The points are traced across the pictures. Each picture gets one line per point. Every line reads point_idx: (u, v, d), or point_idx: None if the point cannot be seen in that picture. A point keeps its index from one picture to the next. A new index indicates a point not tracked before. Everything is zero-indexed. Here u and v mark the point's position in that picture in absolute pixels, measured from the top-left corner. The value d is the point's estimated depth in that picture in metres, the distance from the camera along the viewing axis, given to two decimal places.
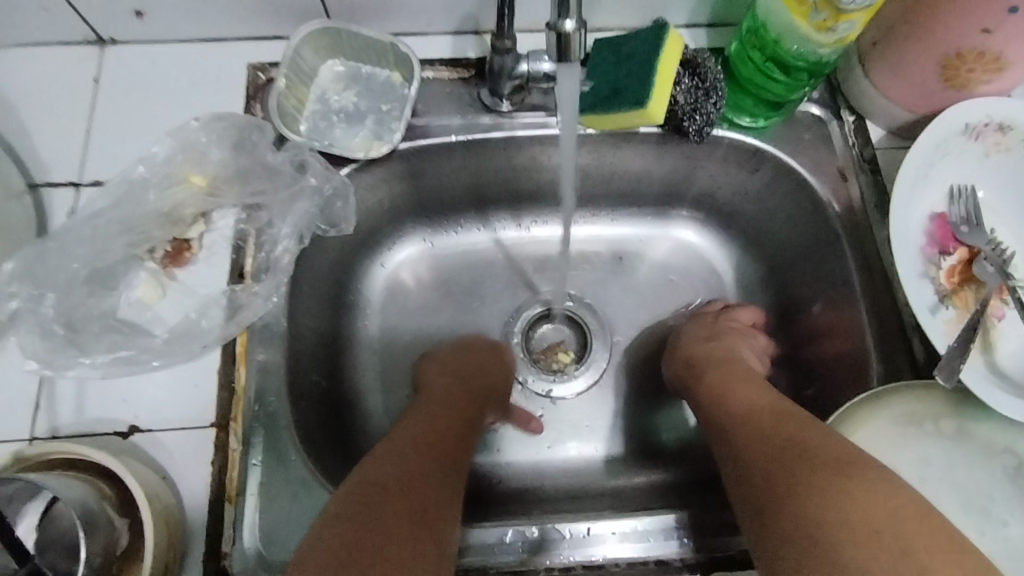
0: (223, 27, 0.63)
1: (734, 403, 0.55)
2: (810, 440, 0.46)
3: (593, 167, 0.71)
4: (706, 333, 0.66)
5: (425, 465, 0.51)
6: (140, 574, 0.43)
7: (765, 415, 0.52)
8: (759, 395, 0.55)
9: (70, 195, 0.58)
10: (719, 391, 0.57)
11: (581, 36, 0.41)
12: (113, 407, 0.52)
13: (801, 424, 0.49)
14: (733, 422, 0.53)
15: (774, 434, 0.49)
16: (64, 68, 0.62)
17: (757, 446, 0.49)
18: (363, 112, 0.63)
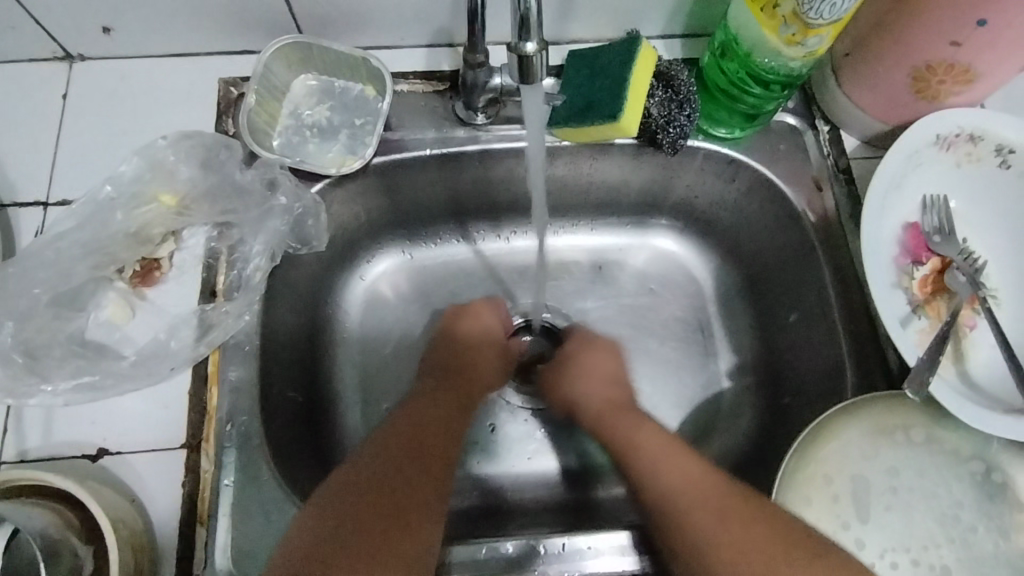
0: (193, 42, 0.62)
1: (662, 471, 0.52)
2: (755, 548, 0.45)
3: (569, 178, 0.71)
4: (603, 388, 0.62)
5: (410, 453, 0.52)
6: None
7: (701, 503, 0.49)
8: (686, 467, 0.51)
9: (38, 214, 0.57)
10: (641, 462, 0.53)
11: (542, 57, 0.41)
12: (82, 430, 0.51)
13: (734, 509, 0.48)
14: (671, 511, 0.49)
15: (715, 542, 0.47)
16: (32, 85, 0.61)
17: (697, 519, 0.48)
18: (336, 126, 0.63)
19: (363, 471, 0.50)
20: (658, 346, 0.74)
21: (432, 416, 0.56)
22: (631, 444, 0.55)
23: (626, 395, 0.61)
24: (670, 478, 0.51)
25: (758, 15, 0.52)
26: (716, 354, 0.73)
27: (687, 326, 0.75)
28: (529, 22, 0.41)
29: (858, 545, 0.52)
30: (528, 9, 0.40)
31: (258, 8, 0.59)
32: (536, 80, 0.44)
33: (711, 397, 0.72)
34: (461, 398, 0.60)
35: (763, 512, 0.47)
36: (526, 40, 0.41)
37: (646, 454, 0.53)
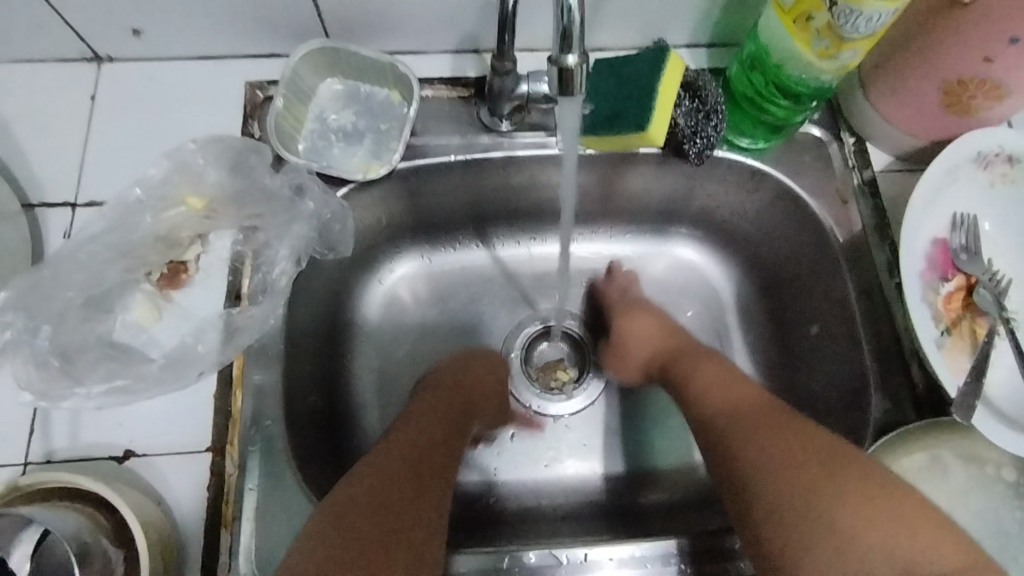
0: (221, 45, 0.62)
1: (706, 397, 0.56)
2: (773, 441, 0.48)
3: (591, 186, 0.71)
4: (649, 332, 0.66)
5: (406, 471, 0.51)
6: None
7: (733, 411, 0.53)
8: (729, 389, 0.55)
9: (66, 215, 0.57)
10: (692, 393, 0.57)
11: (582, 69, 0.41)
12: (108, 432, 0.51)
13: (764, 420, 0.50)
14: (718, 423, 0.53)
15: (733, 438, 0.51)
16: (60, 86, 0.62)
17: (731, 432, 0.51)
18: (362, 131, 0.63)
19: (342, 502, 0.48)
20: None
21: (423, 442, 0.54)
22: (689, 378, 0.59)
23: (633, 344, 0.66)
24: (718, 402, 0.54)
25: (791, 28, 0.52)
26: (734, 364, 0.73)
27: (706, 334, 0.74)
28: (570, 35, 0.41)
29: None
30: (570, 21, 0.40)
31: (287, 12, 0.59)
32: (572, 93, 0.43)
33: None
34: (461, 407, 0.60)
35: (788, 424, 0.49)
36: (567, 52, 0.41)
37: (711, 389, 0.56)
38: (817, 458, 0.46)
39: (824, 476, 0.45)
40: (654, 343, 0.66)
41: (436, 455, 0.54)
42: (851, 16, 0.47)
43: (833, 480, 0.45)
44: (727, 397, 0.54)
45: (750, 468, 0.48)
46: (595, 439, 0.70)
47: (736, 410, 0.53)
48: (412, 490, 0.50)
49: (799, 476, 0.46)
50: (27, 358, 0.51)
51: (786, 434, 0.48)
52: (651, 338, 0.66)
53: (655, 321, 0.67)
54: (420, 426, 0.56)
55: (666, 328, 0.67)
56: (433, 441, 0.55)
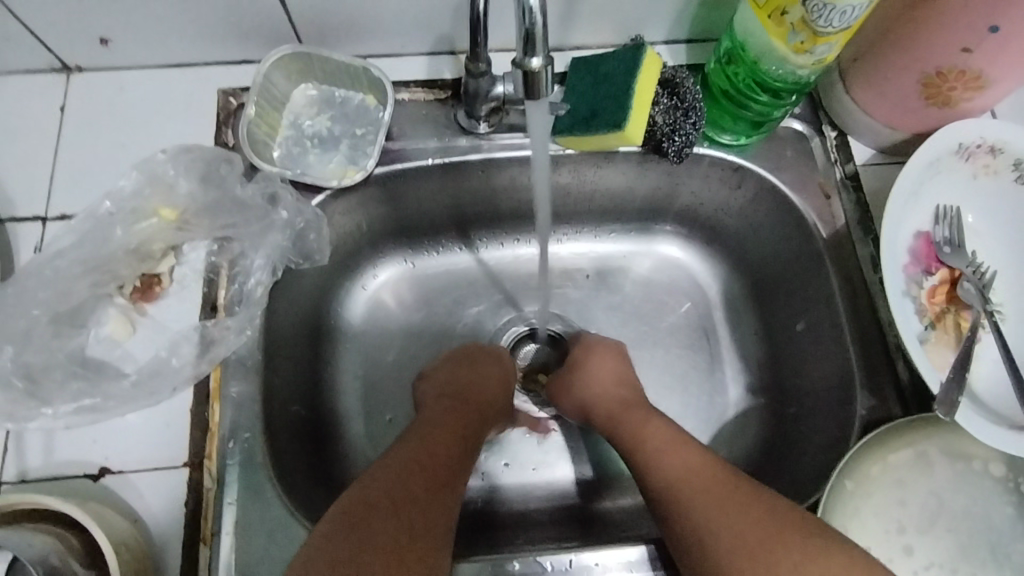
0: (192, 52, 0.61)
1: (659, 464, 0.51)
2: (740, 522, 0.45)
3: (573, 186, 0.70)
4: (613, 372, 0.62)
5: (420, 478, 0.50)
6: None
7: (697, 486, 0.48)
8: (685, 455, 0.51)
9: (37, 230, 0.57)
10: (644, 454, 0.53)
11: (547, 73, 0.41)
12: (82, 450, 0.51)
13: (725, 496, 0.47)
14: (674, 498, 0.49)
15: (694, 516, 0.47)
16: (29, 98, 0.61)
17: (688, 509, 0.48)
18: (337, 136, 0.62)
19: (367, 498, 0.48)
20: (664, 355, 0.73)
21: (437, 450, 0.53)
22: (639, 441, 0.54)
23: (592, 401, 0.61)
24: (673, 472, 0.50)
25: (765, 22, 0.51)
26: (722, 362, 0.72)
27: (693, 333, 0.74)
28: (534, 38, 0.40)
29: (907, 552, 0.52)
30: (532, 25, 0.39)
31: (257, 18, 0.58)
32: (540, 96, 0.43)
33: (718, 406, 0.71)
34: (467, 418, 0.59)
35: (754, 500, 0.46)
36: (531, 56, 0.40)
37: (665, 457, 0.52)
38: (787, 538, 0.43)
39: (791, 548, 0.43)
40: (616, 390, 0.61)
41: (448, 465, 0.53)
42: (825, 10, 0.46)
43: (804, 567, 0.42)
44: (675, 468, 0.50)
45: (723, 568, 0.44)
46: (582, 442, 0.69)
47: (695, 483, 0.49)
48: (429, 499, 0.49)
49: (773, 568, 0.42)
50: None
51: (751, 512, 0.45)
52: (614, 384, 0.61)
53: (613, 370, 0.62)
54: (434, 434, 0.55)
55: (624, 374, 0.62)
56: (444, 451, 0.54)
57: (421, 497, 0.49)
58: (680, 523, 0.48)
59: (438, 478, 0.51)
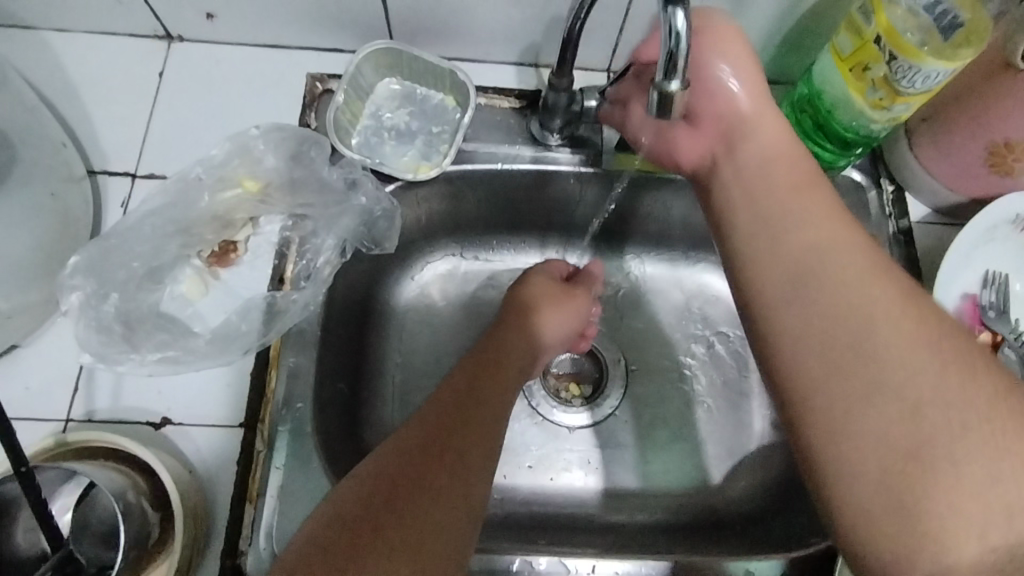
0: (290, 36, 0.64)
1: (788, 237, 0.43)
2: (898, 325, 0.38)
3: (629, 206, 0.72)
4: (737, 104, 0.49)
5: (466, 413, 0.47)
6: (167, 564, 0.45)
7: (856, 262, 0.40)
8: (853, 239, 0.41)
9: (126, 185, 0.60)
10: (782, 214, 0.44)
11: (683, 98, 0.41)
12: (147, 398, 0.54)
13: (885, 287, 0.39)
14: (821, 264, 0.41)
15: (839, 285, 0.39)
16: (130, 59, 0.64)
17: (839, 287, 0.39)
18: (415, 131, 0.65)
19: (410, 444, 0.44)
20: (697, 380, 0.74)
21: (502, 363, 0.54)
22: (767, 198, 0.46)
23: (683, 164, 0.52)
24: (845, 258, 0.40)
25: (846, 75, 0.53)
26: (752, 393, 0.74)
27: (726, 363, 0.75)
28: (677, 60, 0.41)
29: None
30: (677, 47, 0.40)
31: (358, 11, 0.61)
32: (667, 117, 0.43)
33: (744, 438, 0.72)
34: (514, 337, 0.59)
35: (942, 323, 0.38)
36: (670, 78, 0.41)
37: (820, 228, 0.42)
38: (954, 351, 0.37)
39: (952, 380, 0.36)
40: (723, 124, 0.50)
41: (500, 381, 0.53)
42: (909, 72, 0.49)
43: (969, 392, 0.35)
44: (833, 253, 0.41)
45: (865, 355, 0.37)
46: (608, 455, 0.71)
47: (875, 267, 0.40)
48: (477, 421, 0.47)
49: (922, 375, 0.36)
50: (85, 319, 0.53)
51: (923, 325, 0.38)
52: (725, 120, 0.50)
53: (736, 105, 0.49)
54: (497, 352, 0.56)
55: (765, 110, 0.49)
56: (491, 360, 0.54)
57: (452, 442, 0.45)
58: (829, 334, 0.39)
59: (501, 366, 0.54)
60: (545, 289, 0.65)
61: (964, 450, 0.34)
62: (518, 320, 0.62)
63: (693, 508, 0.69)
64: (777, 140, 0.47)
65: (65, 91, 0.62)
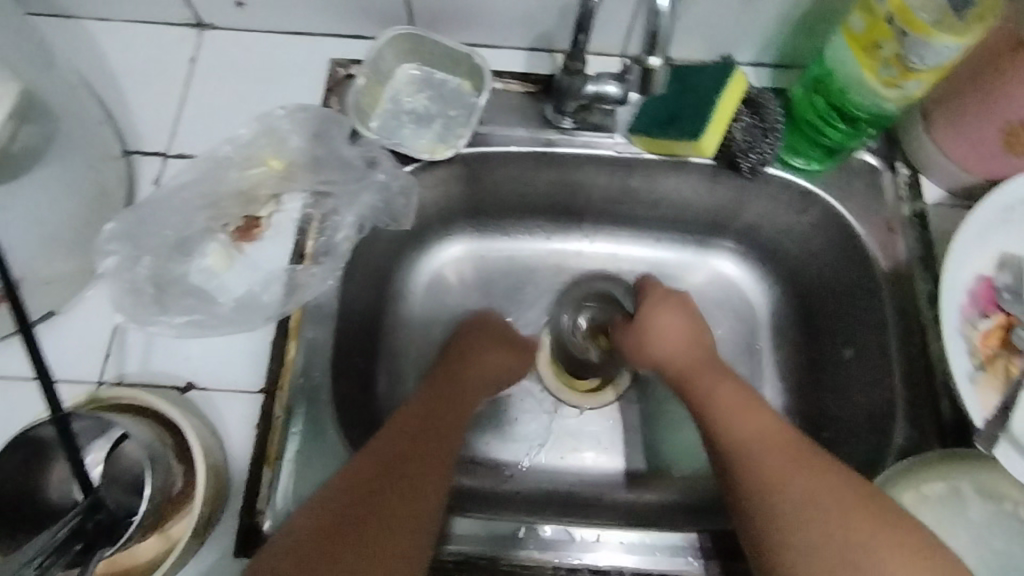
0: (314, 23, 0.67)
1: (768, 494, 0.49)
2: (810, 522, 0.46)
3: (642, 191, 0.73)
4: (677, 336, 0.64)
5: (423, 446, 0.52)
6: (189, 514, 0.48)
7: (792, 507, 0.47)
8: (800, 479, 0.49)
9: (158, 164, 0.63)
10: (747, 488, 0.50)
11: (664, 71, 0.46)
12: (174, 363, 0.56)
13: (839, 510, 0.46)
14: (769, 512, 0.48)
15: (788, 531, 0.47)
16: (163, 46, 0.67)
17: (795, 538, 0.46)
18: (433, 115, 0.67)
19: (362, 472, 0.49)
20: None
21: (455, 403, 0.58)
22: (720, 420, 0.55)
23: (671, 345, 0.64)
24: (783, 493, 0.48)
25: (858, 55, 0.54)
26: (763, 377, 0.74)
27: (737, 348, 0.76)
28: (657, 38, 0.45)
29: None
30: (659, 24, 0.44)
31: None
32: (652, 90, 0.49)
33: None
34: (463, 375, 0.62)
35: (848, 493, 0.47)
36: (651, 53, 0.46)
37: (778, 478, 0.49)
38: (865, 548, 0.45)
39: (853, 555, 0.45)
40: (692, 351, 0.62)
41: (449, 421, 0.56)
42: (921, 50, 0.50)
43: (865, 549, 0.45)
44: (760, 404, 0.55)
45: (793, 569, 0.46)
46: (617, 436, 0.72)
47: (808, 491, 0.48)
48: (429, 455, 0.52)
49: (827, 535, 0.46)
50: (121, 284, 0.57)
51: (828, 523, 0.46)
52: (685, 342, 0.63)
53: (685, 329, 0.64)
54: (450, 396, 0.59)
55: (693, 336, 0.64)
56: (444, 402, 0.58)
57: (402, 472, 0.50)
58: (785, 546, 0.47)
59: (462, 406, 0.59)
60: (479, 338, 0.66)
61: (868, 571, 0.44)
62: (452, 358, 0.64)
63: (703, 489, 0.70)
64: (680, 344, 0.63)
65: (102, 76, 0.66)
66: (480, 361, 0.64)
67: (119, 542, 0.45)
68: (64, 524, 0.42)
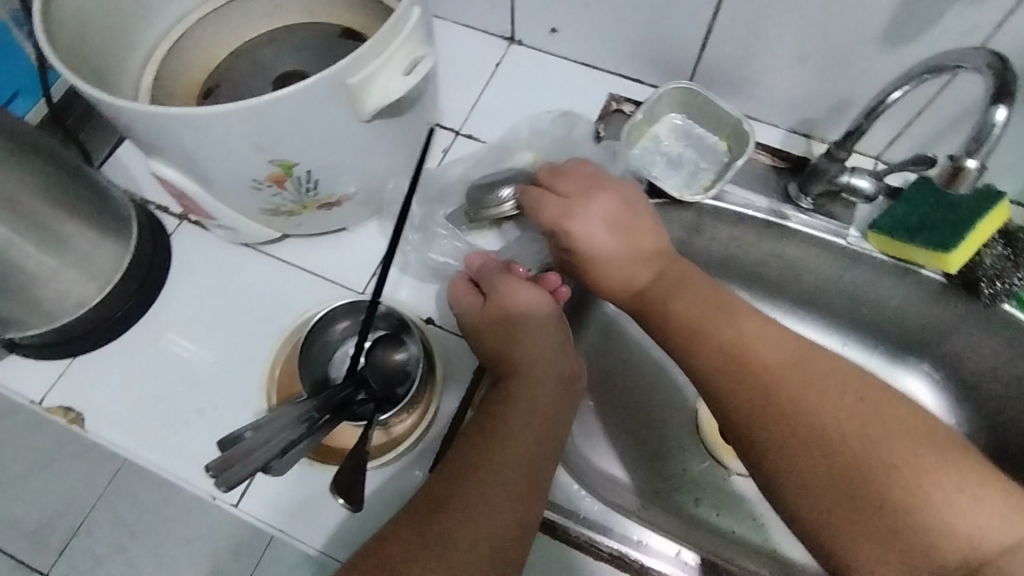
0: (605, 60, 0.77)
1: (784, 441, 0.46)
2: (838, 461, 0.45)
3: (853, 287, 0.75)
4: (616, 218, 0.60)
5: (498, 431, 0.50)
6: (416, 422, 0.59)
7: (809, 453, 0.45)
8: (820, 407, 0.47)
9: (450, 139, 0.75)
10: (769, 446, 0.47)
11: (978, 175, 0.49)
12: (422, 299, 0.67)
13: (863, 433, 0.45)
14: (803, 470, 0.45)
15: (820, 484, 0.45)
16: (477, 47, 0.80)
17: (824, 495, 0.44)
18: (684, 161, 0.74)
19: (444, 479, 0.47)
20: None
21: (523, 367, 0.55)
22: (697, 340, 0.52)
23: (604, 257, 0.60)
24: (807, 435, 0.46)
25: None
26: None
27: None
28: (983, 144, 0.48)
29: None
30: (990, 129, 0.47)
31: (676, 52, 0.72)
32: (956, 189, 0.51)
33: None
34: (500, 338, 0.57)
35: (870, 406, 0.46)
36: (971, 155, 0.49)
37: (800, 414, 0.46)
38: (909, 468, 0.43)
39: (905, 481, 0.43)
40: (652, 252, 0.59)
41: (523, 391, 0.53)
42: None
43: (914, 468, 0.43)
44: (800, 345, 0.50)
45: (841, 530, 0.43)
46: (759, 507, 0.73)
47: (835, 431, 0.45)
48: (503, 435, 0.50)
49: (861, 477, 0.44)
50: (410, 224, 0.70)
51: (857, 462, 0.44)
52: (621, 219, 0.60)
53: (606, 192, 0.61)
54: (520, 369, 0.55)
55: (632, 218, 0.60)
56: (508, 380, 0.55)
57: (471, 461, 0.48)
58: (845, 503, 0.44)
59: (529, 372, 0.54)
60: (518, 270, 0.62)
61: (915, 490, 0.43)
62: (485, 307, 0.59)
63: None
64: (627, 240, 0.59)
65: None
66: (520, 328, 0.57)
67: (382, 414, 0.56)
68: (343, 388, 0.55)
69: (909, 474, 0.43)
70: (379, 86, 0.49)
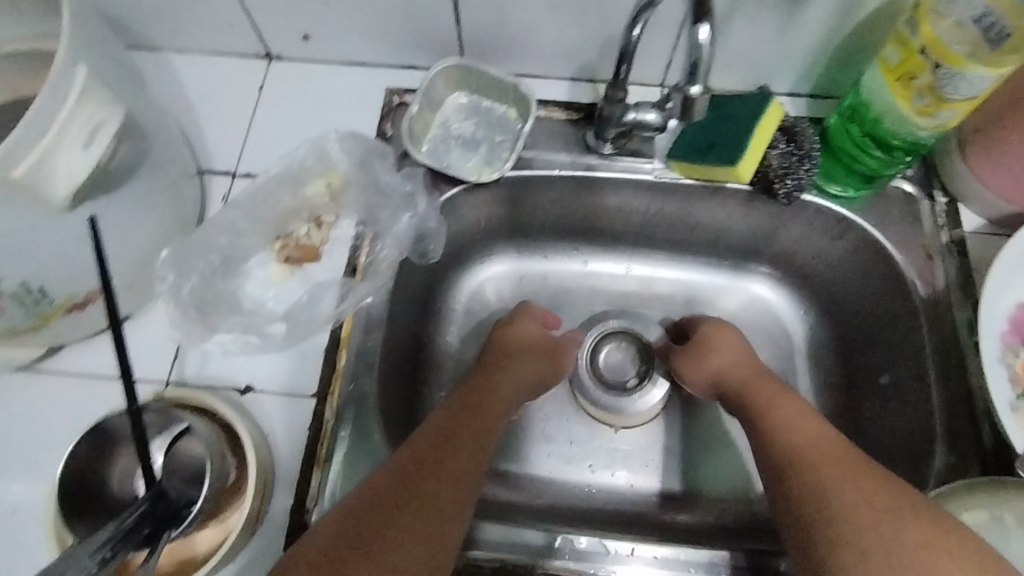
0: (374, 55, 0.72)
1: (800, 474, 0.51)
2: (827, 491, 0.48)
3: (676, 217, 0.75)
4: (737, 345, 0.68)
5: (447, 469, 0.51)
6: (240, 506, 0.53)
7: (825, 483, 0.48)
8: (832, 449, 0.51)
9: (227, 182, 0.68)
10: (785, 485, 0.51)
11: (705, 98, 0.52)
12: (228, 371, 0.60)
13: (853, 472, 0.48)
14: (816, 503, 0.47)
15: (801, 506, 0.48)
16: (235, 75, 0.73)
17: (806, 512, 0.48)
18: (479, 140, 0.70)
19: (378, 485, 0.48)
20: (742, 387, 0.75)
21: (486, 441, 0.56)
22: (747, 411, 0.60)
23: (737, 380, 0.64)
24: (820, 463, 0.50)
25: (893, 85, 0.56)
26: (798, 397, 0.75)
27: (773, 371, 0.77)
28: (699, 72, 0.50)
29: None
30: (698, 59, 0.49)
31: (434, 31, 0.68)
32: (693, 116, 0.54)
33: None
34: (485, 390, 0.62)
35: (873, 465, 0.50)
36: (692, 84, 0.51)
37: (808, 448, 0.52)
38: (875, 497, 0.46)
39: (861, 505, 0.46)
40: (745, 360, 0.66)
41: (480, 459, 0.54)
42: (954, 79, 0.52)
43: (877, 501, 0.45)
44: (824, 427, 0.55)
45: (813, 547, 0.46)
46: (647, 455, 0.73)
47: (851, 470, 0.49)
48: (458, 488, 0.50)
49: (841, 499, 0.47)
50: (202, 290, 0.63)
51: (847, 491, 0.47)
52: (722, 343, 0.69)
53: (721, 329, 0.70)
54: (476, 432, 0.56)
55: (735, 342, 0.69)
56: (473, 441, 0.55)
57: (418, 489, 0.48)
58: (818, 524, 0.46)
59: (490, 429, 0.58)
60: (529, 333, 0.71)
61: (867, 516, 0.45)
62: (515, 352, 0.67)
63: (739, 511, 0.70)
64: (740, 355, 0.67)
65: (180, 102, 0.71)
66: (498, 373, 0.64)
67: (181, 522, 0.50)
68: (138, 505, 0.47)
69: (873, 500, 0.46)
70: (59, 168, 0.44)
